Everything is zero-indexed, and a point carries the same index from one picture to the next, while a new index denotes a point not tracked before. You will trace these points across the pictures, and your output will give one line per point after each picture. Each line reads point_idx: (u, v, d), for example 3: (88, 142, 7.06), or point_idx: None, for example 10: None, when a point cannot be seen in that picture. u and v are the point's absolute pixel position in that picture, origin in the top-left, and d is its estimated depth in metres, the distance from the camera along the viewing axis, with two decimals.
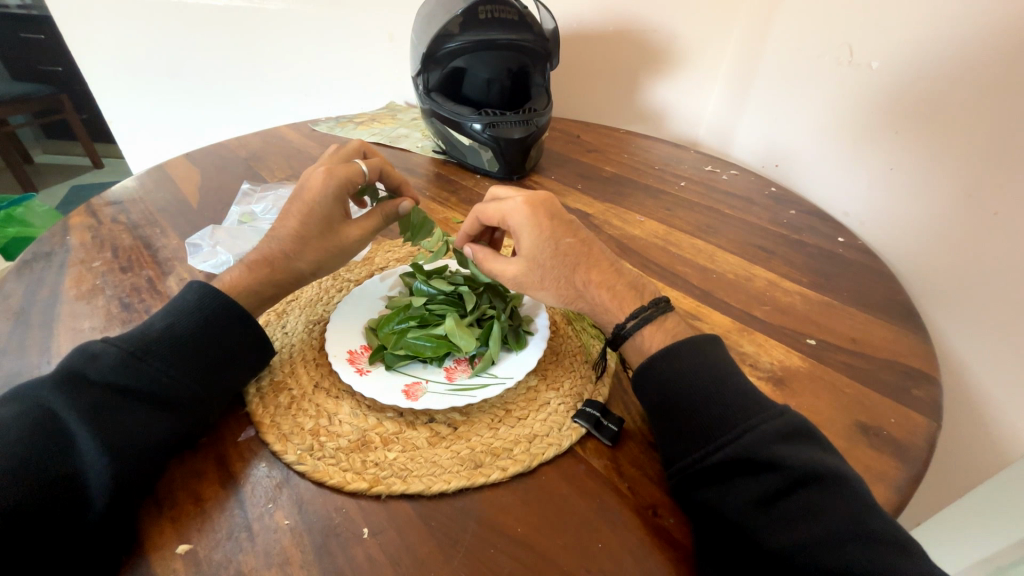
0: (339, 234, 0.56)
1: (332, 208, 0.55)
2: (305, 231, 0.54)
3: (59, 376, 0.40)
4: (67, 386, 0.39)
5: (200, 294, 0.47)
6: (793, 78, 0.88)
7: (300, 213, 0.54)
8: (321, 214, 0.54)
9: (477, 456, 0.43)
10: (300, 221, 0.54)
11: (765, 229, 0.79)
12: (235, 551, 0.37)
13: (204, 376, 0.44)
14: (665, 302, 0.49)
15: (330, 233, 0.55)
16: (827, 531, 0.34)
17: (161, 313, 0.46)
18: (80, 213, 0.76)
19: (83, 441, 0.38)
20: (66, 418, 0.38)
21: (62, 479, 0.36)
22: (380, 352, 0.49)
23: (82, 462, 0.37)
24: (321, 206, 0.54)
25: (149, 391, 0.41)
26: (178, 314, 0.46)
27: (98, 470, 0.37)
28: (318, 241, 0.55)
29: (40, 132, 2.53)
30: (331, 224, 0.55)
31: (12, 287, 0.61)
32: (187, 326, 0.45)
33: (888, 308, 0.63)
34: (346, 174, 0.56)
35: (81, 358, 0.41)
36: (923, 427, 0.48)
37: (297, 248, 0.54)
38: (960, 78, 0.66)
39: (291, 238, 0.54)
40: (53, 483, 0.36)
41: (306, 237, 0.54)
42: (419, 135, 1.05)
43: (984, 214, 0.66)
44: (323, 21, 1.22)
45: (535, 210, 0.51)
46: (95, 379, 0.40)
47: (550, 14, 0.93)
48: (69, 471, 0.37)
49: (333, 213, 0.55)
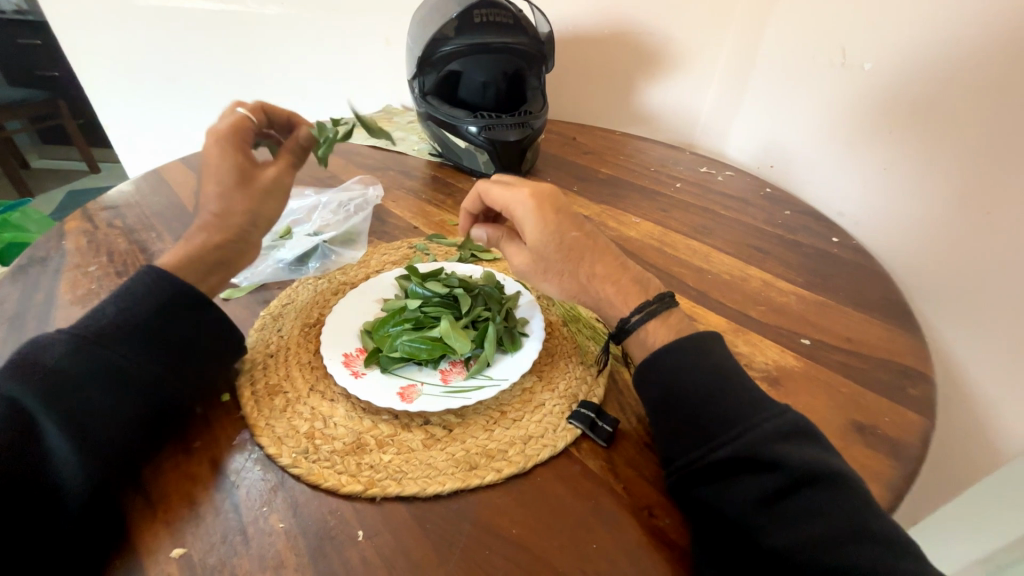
0: (258, 176, 0.53)
1: (241, 154, 0.52)
2: (226, 187, 0.51)
3: (18, 368, 0.38)
4: (31, 379, 0.37)
5: (161, 278, 0.45)
6: (788, 79, 0.89)
7: (208, 174, 0.51)
8: (233, 165, 0.51)
9: (472, 458, 0.43)
10: (216, 182, 0.51)
11: (760, 230, 0.80)
12: (229, 555, 0.37)
13: (169, 363, 0.43)
14: (670, 298, 0.48)
15: (248, 179, 0.52)
16: (826, 531, 0.34)
17: (113, 297, 0.43)
18: (76, 217, 0.76)
19: (47, 436, 0.36)
20: (31, 414, 0.36)
21: (32, 477, 0.35)
22: (376, 355, 0.49)
23: (48, 458, 0.36)
24: (228, 157, 0.51)
25: (114, 381, 0.40)
26: (143, 299, 0.44)
27: (72, 468, 0.36)
28: (242, 192, 0.51)
29: (37, 138, 2.54)
30: (247, 171, 0.52)
31: (6, 292, 0.61)
32: (140, 310, 0.43)
33: (882, 307, 0.64)
34: (234, 122, 0.53)
35: (44, 351, 0.39)
36: (917, 426, 0.48)
37: (226, 208, 0.51)
38: (953, 78, 0.66)
39: (215, 199, 0.51)
40: (23, 481, 0.35)
41: (229, 193, 0.51)
42: (416, 137, 1.05)
43: (977, 213, 0.66)
44: (319, 25, 1.22)
45: (541, 203, 0.51)
46: (60, 371, 0.38)
47: (545, 18, 0.93)
48: (38, 467, 0.36)
49: (244, 159, 0.52)
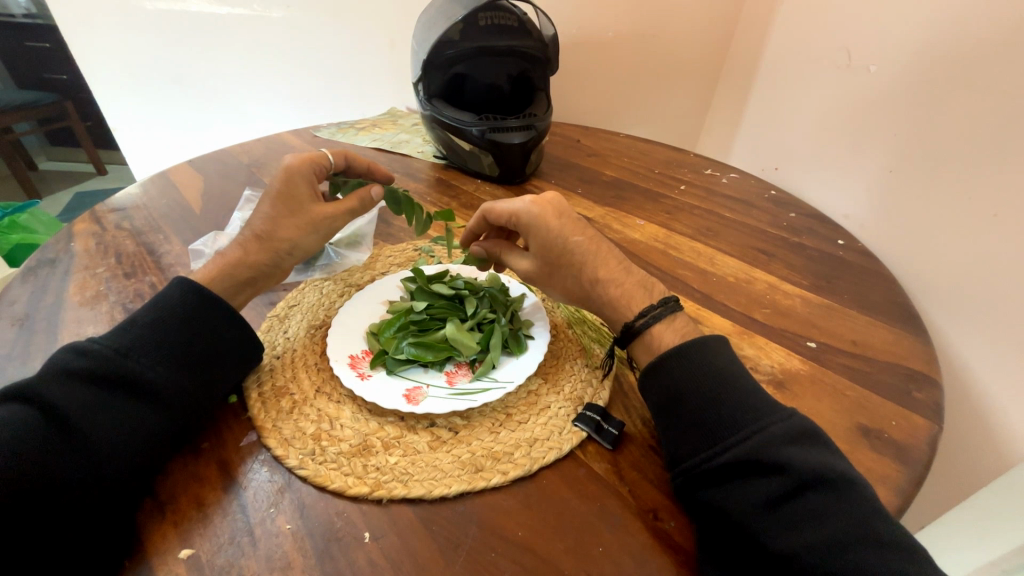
0: (311, 209, 0.57)
1: (303, 186, 0.57)
2: (276, 211, 0.55)
3: (47, 375, 0.40)
4: (58, 386, 0.40)
5: (185, 291, 0.48)
6: (792, 80, 0.93)
7: (267, 194, 0.56)
8: (290, 193, 0.56)
9: (478, 460, 0.43)
10: (269, 201, 0.55)
11: (765, 232, 0.80)
12: (236, 556, 0.37)
13: (193, 369, 0.45)
14: (675, 302, 0.49)
15: (301, 210, 0.56)
16: (833, 535, 0.34)
17: (146, 307, 0.46)
18: (85, 220, 0.77)
19: (75, 439, 0.38)
20: (51, 419, 0.38)
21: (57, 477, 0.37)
22: (382, 357, 0.49)
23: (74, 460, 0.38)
24: (290, 186, 0.56)
25: (140, 385, 0.42)
26: (167, 313, 0.46)
27: (91, 465, 0.38)
28: (290, 218, 0.55)
29: (43, 139, 2.55)
30: (301, 200, 0.56)
31: (17, 294, 0.62)
32: (169, 322, 0.45)
33: (887, 310, 0.64)
34: (310, 157, 0.58)
35: (69, 357, 0.41)
36: (924, 430, 0.47)
37: (270, 230, 0.55)
38: (957, 79, 0.66)
39: (263, 218, 0.55)
40: (46, 476, 0.36)
41: (278, 216, 0.55)
42: (420, 140, 1.06)
43: (984, 214, 0.65)
44: (325, 29, 1.23)
45: (544, 208, 0.52)
46: (85, 378, 0.40)
47: (549, 19, 0.93)
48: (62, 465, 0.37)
49: (303, 190, 0.57)
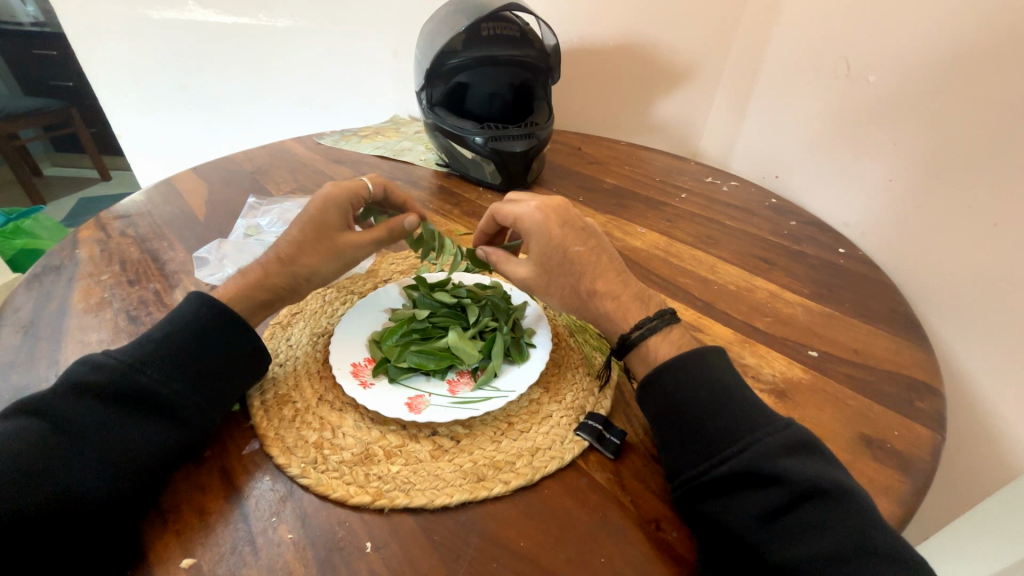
0: (338, 237, 0.56)
1: (335, 213, 0.56)
2: (303, 236, 0.55)
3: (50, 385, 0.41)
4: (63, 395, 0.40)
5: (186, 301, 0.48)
6: (792, 89, 0.94)
7: (300, 218, 0.55)
8: (322, 219, 0.55)
9: (479, 469, 0.43)
10: (300, 226, 0.55)
11: (766, 240, 0.80)
12: (238, 565, 0.37)
13: (198, 379, 0.45)
14: (671, 314, 0.49)
15: (328, 238, 0.55)
16: (833, 547, 0.34)
17: (160, 323, 0.46)
18: (90, 226, 0.77)
19: (78, 449, 0.38)
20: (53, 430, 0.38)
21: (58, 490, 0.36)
22: (384, 365, 0.49)
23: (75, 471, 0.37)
24: (323, 212, 0.55)
25: (144, 395, 0.42)
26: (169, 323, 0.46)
27: (92, 477, 0.37)
28: (315, 245, 0.55)
29: (50, 145, 2.58)
30: (330, 227, 0.56)
31: (22, 300, 0.62)
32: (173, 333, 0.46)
33: (888, 319, 0.64)
34: (351, 187, 0.58)
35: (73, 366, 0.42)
36: (926, 440, 0.47)
37: (295, 254, 0.54)
38: (958, 89, 0.66)
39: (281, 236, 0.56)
40: (46, 487, 0.36)
41: (303, 241, 0.55)
42: (423, 147, 1.06)
43: (984, 224, 0.65)
44: (329, 37, 1.24)
45: (546, 216, 0.52)
46: (91, 388, 0.41)
47: (550, 30, 0.94)
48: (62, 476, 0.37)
49: (335, 217, 0.56)
